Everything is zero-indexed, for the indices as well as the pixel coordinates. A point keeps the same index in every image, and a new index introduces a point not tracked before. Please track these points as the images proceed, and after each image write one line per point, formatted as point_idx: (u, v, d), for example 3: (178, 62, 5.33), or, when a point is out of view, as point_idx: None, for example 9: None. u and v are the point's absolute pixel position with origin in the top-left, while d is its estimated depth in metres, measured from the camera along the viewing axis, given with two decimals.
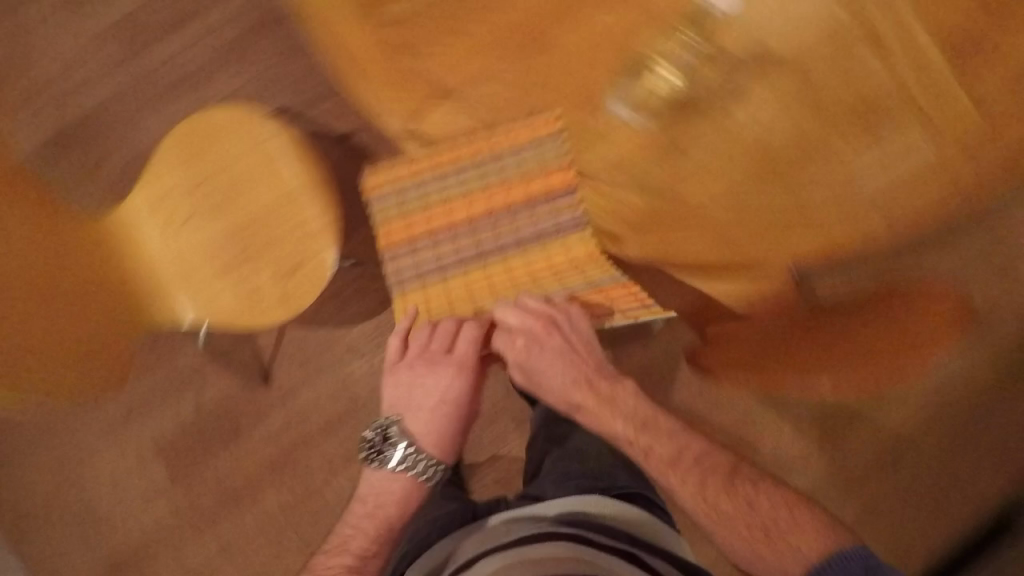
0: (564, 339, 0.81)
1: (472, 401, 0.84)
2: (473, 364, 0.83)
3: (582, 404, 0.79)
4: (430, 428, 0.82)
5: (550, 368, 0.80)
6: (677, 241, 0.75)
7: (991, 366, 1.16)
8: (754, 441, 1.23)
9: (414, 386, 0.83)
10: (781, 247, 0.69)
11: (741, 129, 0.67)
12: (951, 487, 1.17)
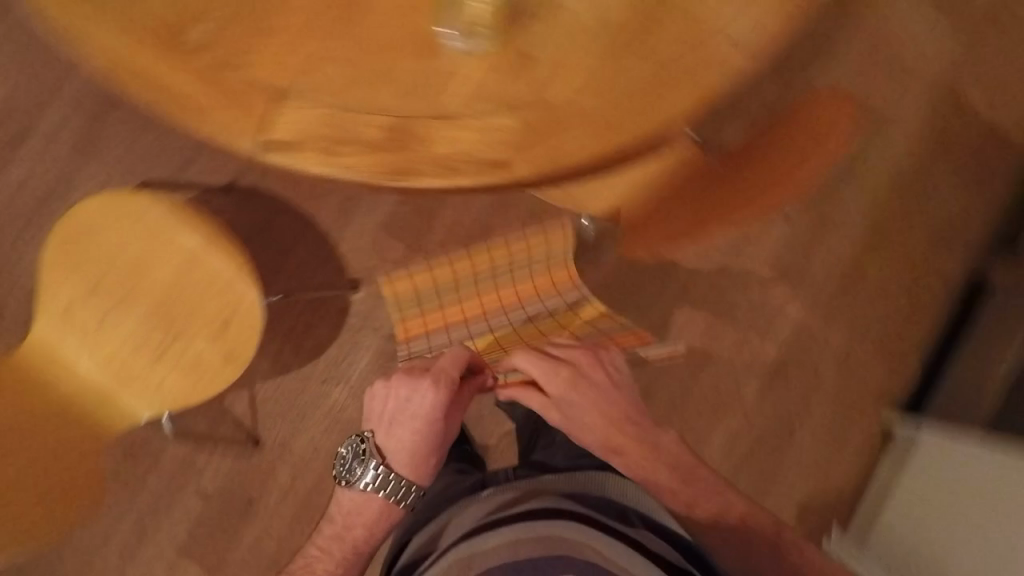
0: (602, 376, 0.92)
1: (443, 424, 0.89)
2: (450, 381, 0.88)
3: (622, 448, 0.89)
4: (401, 446, 0.88)
5: (590, 401, 0.90)
6: (564, 141, 0.75)
7: (874, 187, 1.52)
8: (725, 330, 1.46)
9: (394, 403, 0.89)
10: (654, 109, 0.76)
11: (582, 20, 0.79)
12: (871, 305, 1.49)
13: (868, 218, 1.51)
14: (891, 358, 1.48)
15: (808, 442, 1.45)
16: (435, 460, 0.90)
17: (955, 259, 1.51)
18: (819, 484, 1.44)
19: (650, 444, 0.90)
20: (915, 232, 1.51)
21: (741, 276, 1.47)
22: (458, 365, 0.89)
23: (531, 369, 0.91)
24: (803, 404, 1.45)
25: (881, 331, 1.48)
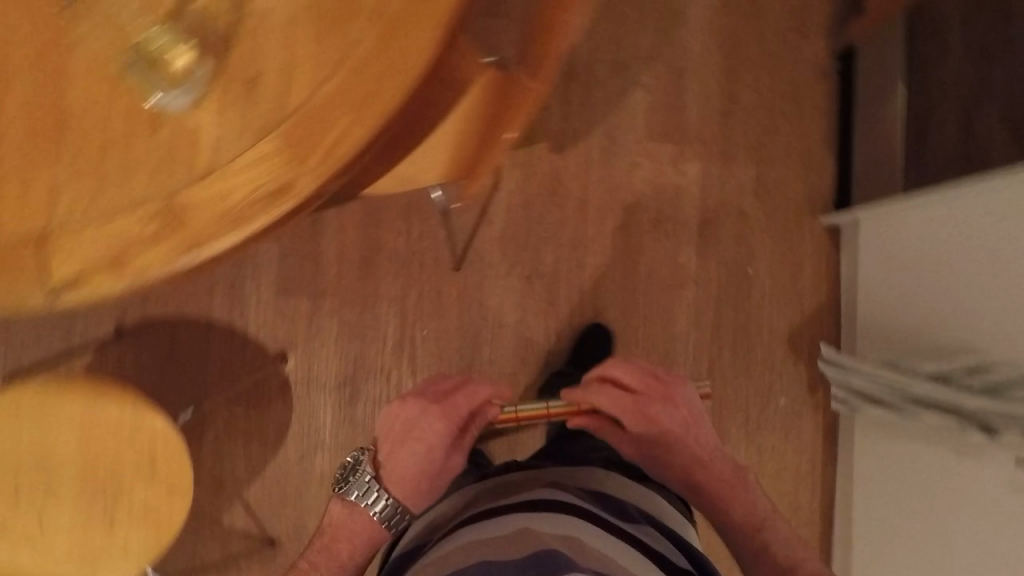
0: (681, 407, 1.05)
1: (444, 455, 0.91)
2: (456, 415, 0.92)
3: (699, 479, 1.04)
4: (397, 470, 0.90)
5: (673, 429, 1.03)
6: (335, 136, 0.73)
7: (708, 17, 1.48)
8: (640, 219, 1.44)
9: (404, 421, 0.92)
10: (397, 60, 0.74)
11: (276, 10, 0.74)
12: (763, 125, 1.47)
13: (719, 41, 1.48)
14: (802, 160, 1.47)
15: (763, 275, 1.45)
16: (428, 489, 0.91)
17: (817, 37, 1.49)
18: (792, 308, 1.46)
19: (724, 480, 1.04)
20: (768, 31, 1.48)
21: (629, 156, 1.44)
22: (469, 402, 0.93)
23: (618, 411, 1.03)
24: (743, 244, 1.45)
25: (781, 141, 1.47)
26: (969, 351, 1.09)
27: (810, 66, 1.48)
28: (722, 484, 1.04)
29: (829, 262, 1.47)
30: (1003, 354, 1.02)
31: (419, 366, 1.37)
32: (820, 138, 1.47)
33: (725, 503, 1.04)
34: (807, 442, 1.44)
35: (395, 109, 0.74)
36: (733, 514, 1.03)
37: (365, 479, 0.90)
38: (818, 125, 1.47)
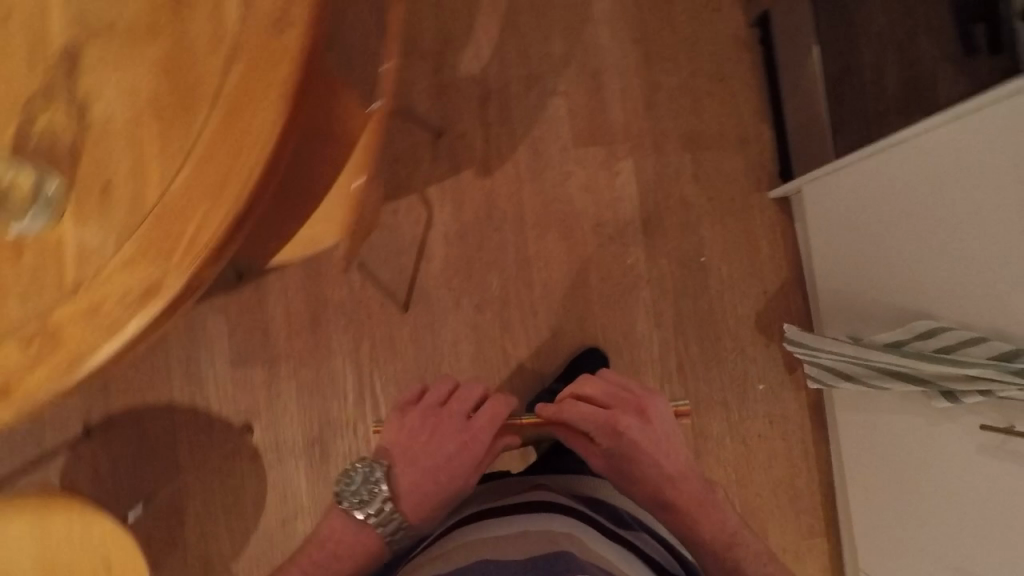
0: (653, 422, 1.01)
1: (460, 478, 0.95)
2: (476, 441, 0.96)
3: (671, 499, 0.98)
4: (412, 486, 0.95)
5: (643, 442, 1.00)
6: (197, 227, 0.73)
7: (615, 13, 1.44)
8: (581, 228, 1.41)
9: (423, 439, 0.97)
10: (244, 138, 0.74)
11: (116, 115, 0.74)
12: (689, 111, 1.44)
13: (631, 33, 1.44)
14: (738, 137, 1.43)
15: (718, 260, 1.41)
16: (437, 510, 0.95)
17: (731, 10, 1.45)
18: (754, 289, 1.41)
19: (697, 496, 0.99)
20: (679, 13, 1.45)
21: (559, 166, 1.41)
22: (492, 427, 0.96)
23: (588, 423, 1.01)
24: (692, 232, 1.42)
25: (712, 121, 1.44)
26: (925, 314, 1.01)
27: (729, 40, 1.45)
28: (694, 503, 0.98)
29: (785, 235, 1.42)
30: (956, 316, 0.95)
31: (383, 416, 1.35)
32: (752, 112, 1.44)
33: (695, 527, 0.97)
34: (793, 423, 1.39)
35: (253, 185, 0.74)
36: (705, 537, 0.97)
37: (377, 497, 0.94)
38: (747, 99, 1.44)
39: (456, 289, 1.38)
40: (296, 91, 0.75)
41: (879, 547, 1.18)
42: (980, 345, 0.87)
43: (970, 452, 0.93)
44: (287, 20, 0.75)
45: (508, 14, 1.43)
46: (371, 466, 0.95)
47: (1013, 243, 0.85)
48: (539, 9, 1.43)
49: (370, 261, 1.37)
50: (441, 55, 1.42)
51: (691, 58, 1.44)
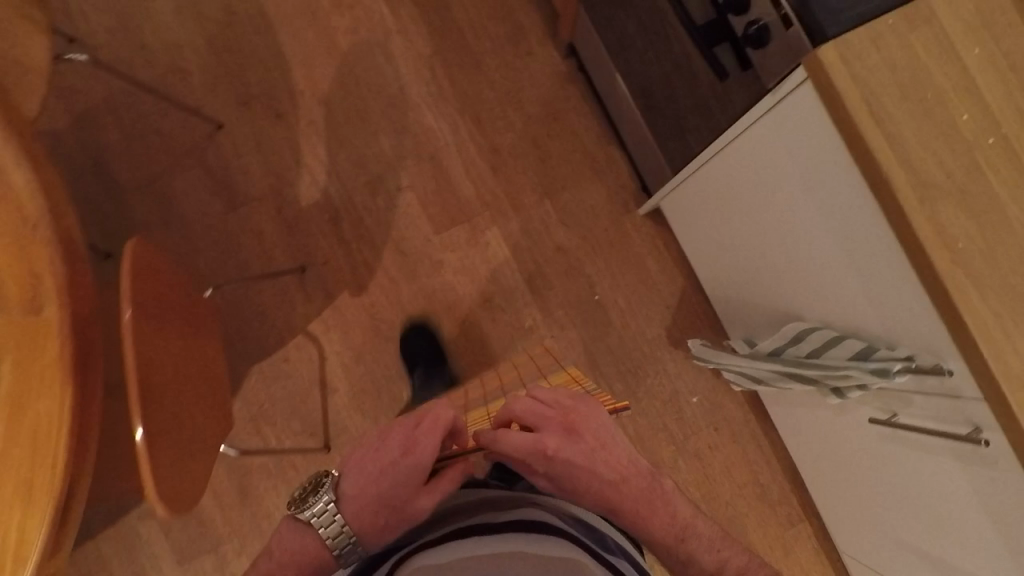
0: (587, 436, 0.77)
1: (404, 496, 0.74)
2: (421, 454, 0.73)
3: (618, 506, 0.77)
4: (357, 501, 0.77)
5: (581, 462, 0.75)
6: (21, 523, 0.70)
7: (433, 92, 1.43)
8: (471, 309, 1.39)
9: (370, 452, 0.78)
10: (42, 420, 0.72)
11: None
12: (535, 160, 1.42)
13: (454, 103, 1.43)
14: (590, 169, 1.42)
15: (613, 292, 1.40)
16: (390, 527, 0.76)
17: (542, 52, 1.45)
18: (656, 307, 1.39)
19: (651, 489, 0.81)
20: (494, 70, 1.44)
21: (429, 256, 1.40)
22: (436, 435, 0.73)
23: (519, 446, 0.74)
24: (578, 274, 1.40)
25: (562, 161, 1.42)
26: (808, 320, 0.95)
27: (550, 79, 1.44)
28: (640, 498, 0.79)
29: (668, 246, 1.40)
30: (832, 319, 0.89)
31: None
32: (596, 140, 1.43)
33: (644, 525, 0.79)
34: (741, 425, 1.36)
35: (61, 453, 0.71)
36: (654, 533, 0.79)
37: (325, 501, 0.77)
38: (587, 130, 1.43)
39: (371, 412, 1.36)
40: (78, 351, 0.74)
41: (840, 523, 1.14)
42: (841, 347, 0.85)
43: (875, 441, 0.90)
44: (39, 303, 0.74)
45: (330, 128, 1.41)
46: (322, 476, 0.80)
47: (829, 253, 0.83)
48: (358, 113, 1.42)
49: (278, 413, 1.35)
50: (279, 190, 1.39)
51: (519, 110, 1.43)
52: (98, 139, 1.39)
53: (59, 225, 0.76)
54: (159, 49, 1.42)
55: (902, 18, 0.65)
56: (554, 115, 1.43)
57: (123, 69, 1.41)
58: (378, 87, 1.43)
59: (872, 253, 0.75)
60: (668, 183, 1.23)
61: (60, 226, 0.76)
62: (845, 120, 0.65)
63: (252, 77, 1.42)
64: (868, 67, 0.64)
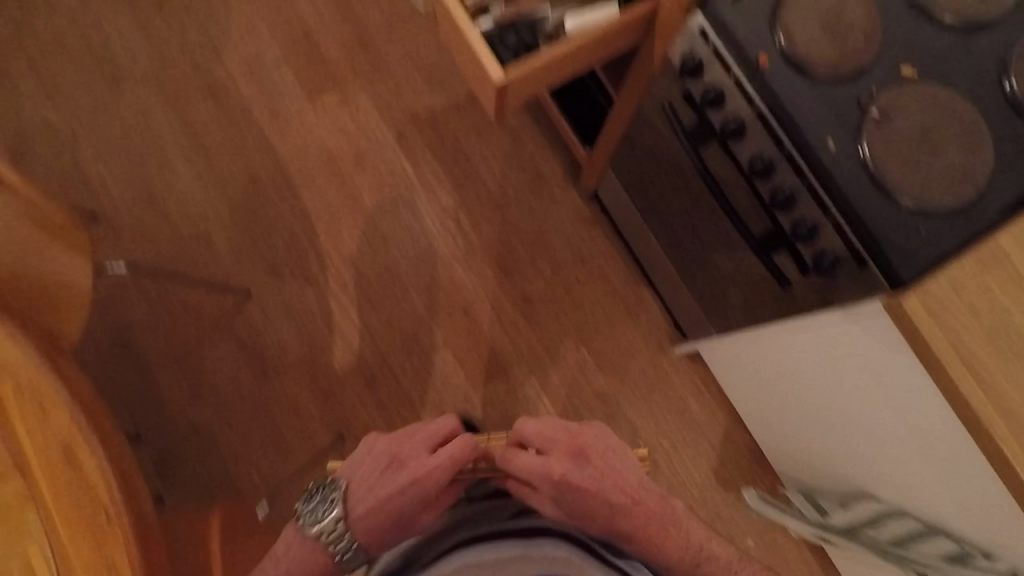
0: (595, 464, 0.79)
1: (415, 514, 0.79)
2: (435, 477, 0.77)
3: (631, 535, 0.78)
4: (361, 518, 0.79)
5: (586, 484, 0.76)
6: None
7: (459, 244, 1.43)
8: None
9: (380, 471, 0.81)
10: None
11: None
12: (566, 304, 1.42)
13: (482, 253, 1.43)
14: (622, 310, 1.42)
15: (656, 435, 1.38)
16: (392, 539, 0.80)
17: (564, 195, 1.45)
18: (701, 445, 1.38)
19: (666, 513, 0.80)
20: (519, 218, 1.44)
21: (468, 411, 1.37)
22: (452, 464, 0.77)
23: (527, 466, 0.76)
24: (620, 420, 1.39)
25: (594, 304, 1.42)
26: (884, 503, 0.93)
27: (574, 222, 1.44)
28: (654, 525, 0.79)
29: (708, 384, 1.40)
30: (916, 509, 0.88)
31: None
32: (625, 280, 1.43)
33: (654, 550, 0.78)
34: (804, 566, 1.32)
35: None
36: (666, 557, 0.79)
37: (330, 515, 0.80)
38: (616, 270, 1.43)
39: None
40: None
41: None
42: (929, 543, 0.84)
43: None
44: None
45: (361, 288, 1.40)
46: (330, 486, 0.82)
47: (912, 459, 0.82)
48: (388, 271, 1.40)
49: None
50: (311, 356, 1.36)
51: (546, 255, 1.43)
52: (127, 317, 1.35)
53: (126, 512, 0.70)
54: (183, 220, 1.39)
55: (978, 263, 0.65)
56: (581, 258, 1.43)
57: (147, 241, 1.38)
58: (405, 243, 1.42)
59: (959, 471, 0.74)
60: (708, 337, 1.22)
61: (129, 511, 0.70)
62: (932, 364, 0.66)
63: (276, 242, 1.40)
64: (951, 313, 0.65)
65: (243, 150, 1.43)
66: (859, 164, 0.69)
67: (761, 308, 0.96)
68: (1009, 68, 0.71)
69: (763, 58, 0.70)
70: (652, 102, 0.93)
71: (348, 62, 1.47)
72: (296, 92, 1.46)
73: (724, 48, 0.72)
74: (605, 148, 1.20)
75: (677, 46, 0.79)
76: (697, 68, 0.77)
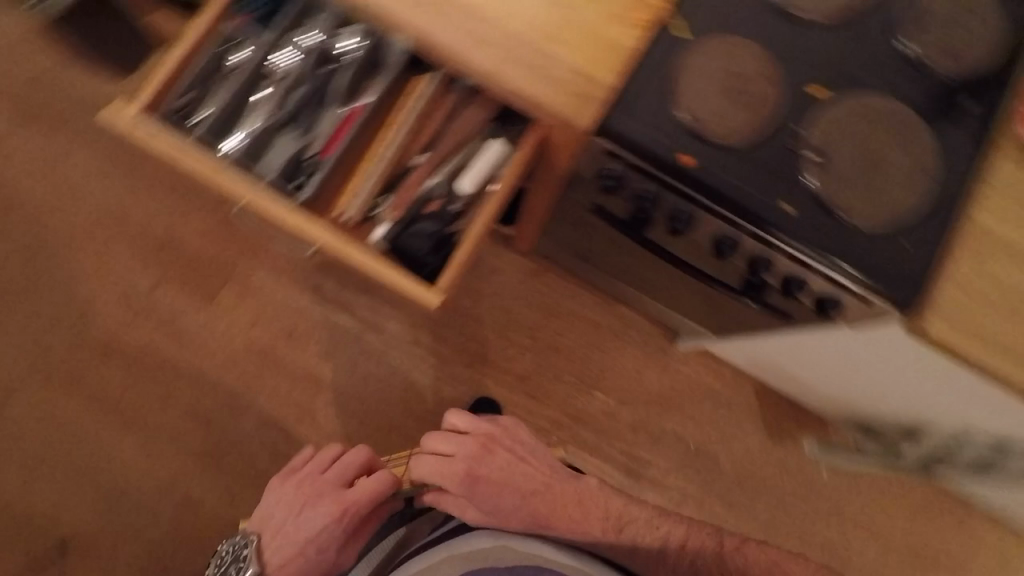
0: (503, 455, 0.86)
1: (334, 550, 0.86)
2: (350, 509, 0.85)
3: (549, 521, 0.84)
4: (280, 564, 0.87)
5: (493, 480, 0.83)
6: None
7: (433, 364, 1.35)
8: None
9: (298, 515, 0.88)
10: None
11: None
12: (560, 364, 1.38)
13: (460, 360, 1.36)
14: (611, 337, 1.39)
15: (708, 434, 1.37)
16: None
17: (503, 262, 1.38)
18: (747, 421, 1.38)
19: (580, 493, 0.86)
20: (474, 306, 1.37)
21: None
22: (374, 484, 0.85)
23: (429, 474, 0.83)
24: (666, 438, 1.37)
25: (586, 348, 1.38)
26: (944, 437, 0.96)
27: (526, 283, 1.38)
28: (569, 503, 0.85)
29: (726, 368, 1.39)
30: (980, 439, 0.89)
31: None
32: (599, 309, 1.39)
33: (575, 529, 0.83)
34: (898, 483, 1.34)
35: None
36: (587, 529, 0.83)
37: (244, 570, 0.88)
38: (588, 305, 1.39)
39: None
40: None
41: None
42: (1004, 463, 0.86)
43: None
44: None
45: None
46: (242, 542, 0.89)
47: (957, 411, 0.83)
48: (382, 427, 1.32)
49: None
50: None
51: (518, 330, 1.38)
52: None
53: None
54: (158, 496, 1.27)
55: (967, 255, 0.65)
56: (550, 315, 1.38)
57: (136, 538, 1.25)
58: (384, 391, 1.33)
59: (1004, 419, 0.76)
60: (701, 330, 1.18)
61: None
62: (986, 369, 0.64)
63: (261, 463, 1.29)
64: (975, 317, 0.64)
65: (174, 395, 1.29)
66: (822, 212, 0.66)
67: (761, 329, 0.94)
68: (897, 34, 0.69)
69: (684, 155, 0.66)
70: (573, 202, 0.87)
71: (225, 248, 1.34)
72: (191, 305, 1.32)
73: (640, 161, 0.66)
74: (529, 229, 1.13)
75: (585, 162, 0.73)
76: (618, 180, 0.71)
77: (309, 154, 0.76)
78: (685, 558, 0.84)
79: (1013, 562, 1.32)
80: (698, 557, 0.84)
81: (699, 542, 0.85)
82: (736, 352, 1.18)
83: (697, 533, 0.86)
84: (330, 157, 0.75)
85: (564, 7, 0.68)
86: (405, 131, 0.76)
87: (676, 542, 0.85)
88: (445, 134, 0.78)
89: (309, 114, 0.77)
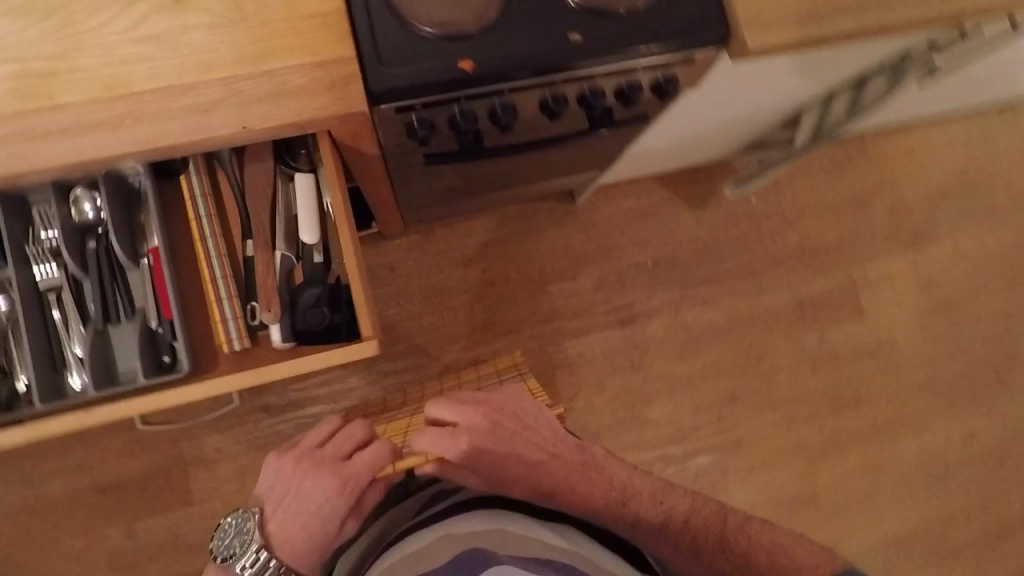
0: (504, 424, 0.76)
1: (340, 522, 0.72)
2: (356, 484, 0.71)
3: (554, 492, 0.75)
4: (285, 538, 0.72)
5: (500, 448, 0.73)
6: None
7: (411, 380, 1.29)
8: (641, 383, 1.38)
9: (296, 485, 0.73)
10: None
11: None
12: (507, 290, 1.35)
13: (429, 358, 1.31)
14: (524, 235, 1.36)
15: (659, 245, 1.41)
16: (319, 556, 0.73)
17: (391, 255, 1.31)
18: (677, 209, 1.42)
19: (587, 461, 0.79)
20: (401, 309, 1.31)
21: (583, 415, 1.35)
22: (374, 455, 0.72)
23: (431, 444, 0.71)
24: (632, 272, 1.40)
25: (516, 263, 1.36)
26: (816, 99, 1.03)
27: (424, 254, 1.32)
28: (575, 471, 0.77)
29: (631, 187, 1.41)
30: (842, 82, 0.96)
31: (854, 542, 1.41)
32: (497, 223, 1.35)
33: (582, 500, 0.75)
34: (808, 164, 1.47)
35: None
36: (592, 500, 0.75)
37: (252, 548, 0.72)
38: (487, 228, 1.35)
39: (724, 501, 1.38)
40: None
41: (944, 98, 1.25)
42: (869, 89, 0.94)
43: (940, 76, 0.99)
44: None
45: None
46: (245, 516, 0.74)
47: (811, 80, 0.88)
48: None
49: None
50: None
51: (452, 294, 1.33)
52: None
53: None
54: None
55: None
56: (465, 260, 1.34)
57: None
58: None
59: (847, 62, 0.81)
60: (589, 174, 1.18)
61: None
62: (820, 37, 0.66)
63: None
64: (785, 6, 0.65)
65: None
66: (600, 17, 0.65)
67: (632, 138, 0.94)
68: None
69: (464, 61, 0.62)
70: (403, 164, 0.81)
71: (153, 452, 1.20)
72: (177, 523, 1.19)
73: (435, 96, 0.62)
74: (387, 212, 1.06)
75: (388, 132, 0.68)
76: (429, 124, 0.67)
77: (155, 324, 0.68)
78: (692, 532, 0.76)
79: (915, 150, 1.50)
80: (703, 533, 0.76)
81: (703, 515, 0.78)
82: (626, 167, 1.20)
83: (702, 508, 0.78)
84: (174, 313, 0.66)
85: (248, 12, 0.58)
86: (214, 235, 0.69)
87: (681, 515, 0.77)
88: (251, 207, 0.70)
89: (117, 291, 0.68)
